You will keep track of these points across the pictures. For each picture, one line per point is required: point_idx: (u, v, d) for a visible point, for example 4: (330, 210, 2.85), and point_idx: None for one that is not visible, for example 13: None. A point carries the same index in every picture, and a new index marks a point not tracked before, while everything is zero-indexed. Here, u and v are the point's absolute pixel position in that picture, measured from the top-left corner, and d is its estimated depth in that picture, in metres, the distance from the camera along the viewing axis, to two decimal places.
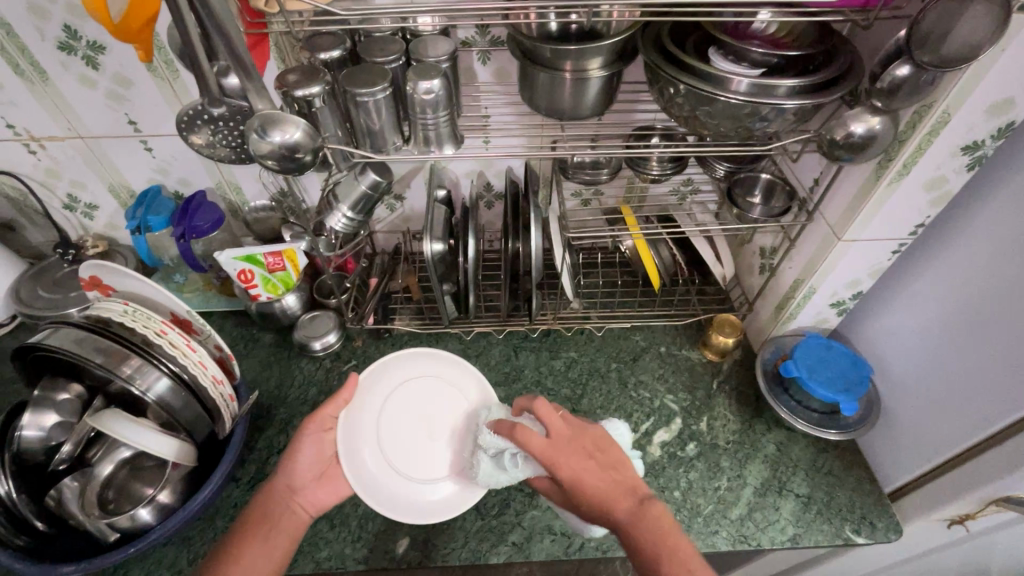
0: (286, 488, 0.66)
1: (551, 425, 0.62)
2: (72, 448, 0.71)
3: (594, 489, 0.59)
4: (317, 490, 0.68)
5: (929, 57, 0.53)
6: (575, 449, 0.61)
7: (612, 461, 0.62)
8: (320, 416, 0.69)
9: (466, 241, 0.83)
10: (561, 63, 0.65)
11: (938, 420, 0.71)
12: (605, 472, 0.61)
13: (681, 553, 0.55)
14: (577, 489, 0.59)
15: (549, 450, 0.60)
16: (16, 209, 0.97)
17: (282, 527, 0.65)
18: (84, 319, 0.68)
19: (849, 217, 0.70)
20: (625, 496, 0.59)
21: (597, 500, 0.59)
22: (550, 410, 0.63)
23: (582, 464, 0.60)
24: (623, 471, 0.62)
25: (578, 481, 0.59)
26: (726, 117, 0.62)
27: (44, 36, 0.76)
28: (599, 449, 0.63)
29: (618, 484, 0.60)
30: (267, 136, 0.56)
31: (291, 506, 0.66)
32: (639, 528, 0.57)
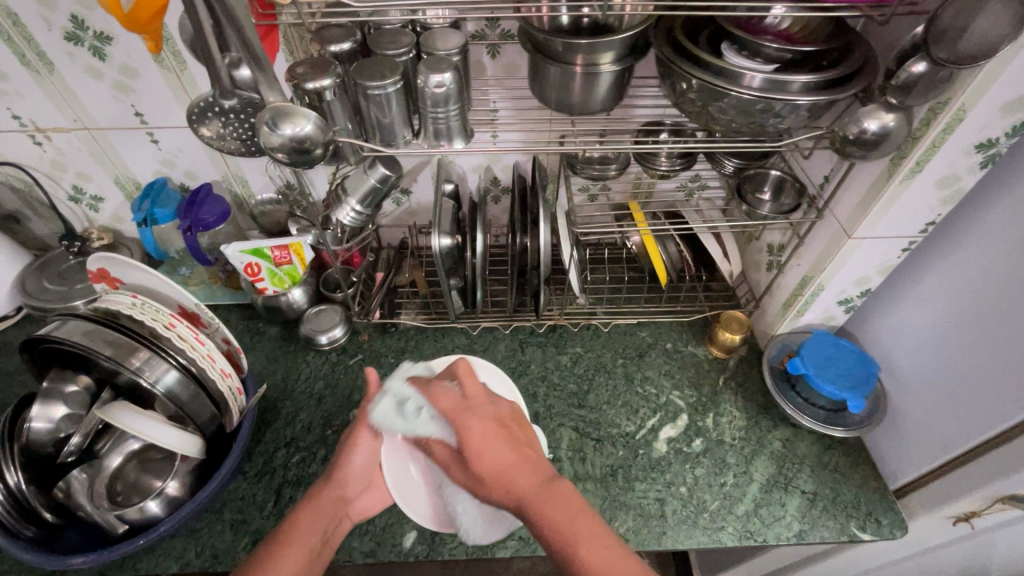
0: (339, 499, 0.67)
1: (464, 385, 0.62)
2: (81, 439, 0.71)
3: (496, 457, 0.58)
4: (362, 497, 0.69)
5: (946, 53, 0.53)
6: (483, 411, 0.61)
7: (522, 437, 0.61)
8: (368, 423, 0.69)
9: (474, 236, 0.83)
10: (572, 57, 0.64)
11: (947, 418, 0.71)
12: (512, 446, 0.59)
13: (586, 536, 0.54)
14: (475, 460, 0.58)
15: (457, 408, 0.61)
16: (21, 200, 0.97)
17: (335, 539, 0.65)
18: (92, 312, 0.68)
19: (860, 214, 0.70)
20: (530, 474, 0.57)
21: (499, 471, 0.57)
22: (468, 372, 0.63)
23: (489, 430, 0.59)
24: (528, 448, 0.60)
25: (477, 456, 0.58)
26: (739, 112, 0.62)
27: (50, 26, 0.75)
28: (512, 423, 0.61)
29: (525, 459, 0.58)
30: (278, 129, 0.56)
31: (343, 516, 0.67)
32: (539, 505, 0.55)
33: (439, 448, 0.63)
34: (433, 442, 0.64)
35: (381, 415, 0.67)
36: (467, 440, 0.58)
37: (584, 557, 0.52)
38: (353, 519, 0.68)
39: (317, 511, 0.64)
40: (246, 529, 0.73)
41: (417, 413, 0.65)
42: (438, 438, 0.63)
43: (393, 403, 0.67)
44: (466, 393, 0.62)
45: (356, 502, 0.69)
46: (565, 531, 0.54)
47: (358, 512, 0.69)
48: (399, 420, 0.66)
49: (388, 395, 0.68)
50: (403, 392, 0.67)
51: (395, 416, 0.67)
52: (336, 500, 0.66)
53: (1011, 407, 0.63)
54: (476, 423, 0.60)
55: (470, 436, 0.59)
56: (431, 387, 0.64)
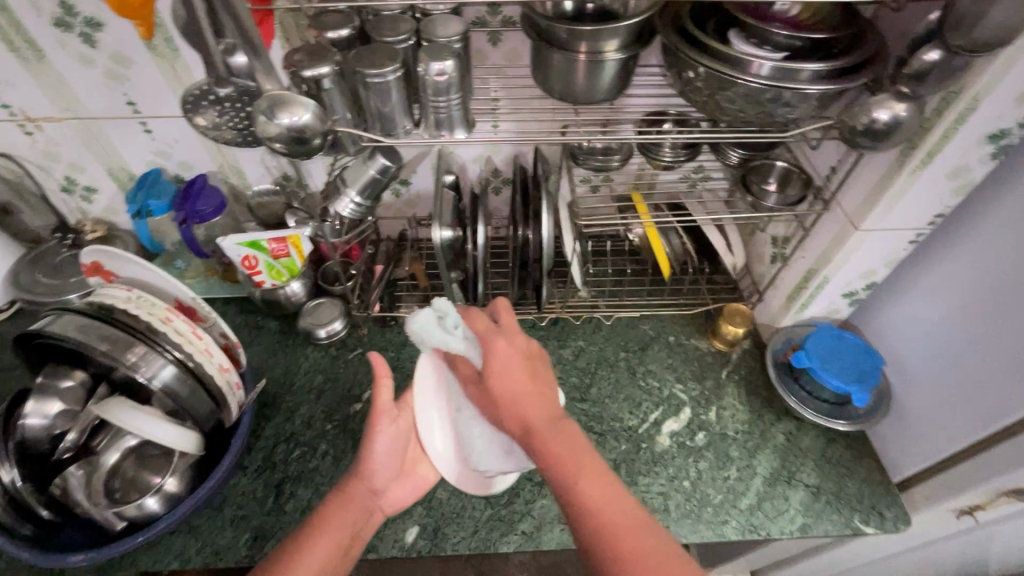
0: (368, 492, 0.66)
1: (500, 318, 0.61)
2: (77, 436, 0.69)
3: (517, 383, 0.56)
4: (393, 486, 0.69)
5: (961, 41, 0.52)
6: (515, 341, 0.60)
7: (546, 375, 0.59)
8: (382, 405, 0.65)
9: (476, 228, 0.82)
10: (577, 44, 0.63)
11: (952, 410, 0.71)
12: (534, 378, 0.57)
13: (590, 476, 0.52)
14: (495, 378, 0.57)
15: (487, 330, 0.59)
16: (12, 191, 0.95)
17: (363, 531, 0.64)
18: (86, 306, 0.67)
19: (868, 206, 0.69)
20: (545, 405, 0.56)
21: (517, 397, 0.56)
22: (506, 308, 0.62)
23: (514, 356, 0.58)
24: (549, 387, 0.58)
25: (499, 376, 0.57)
26: (747, 101, 0.60)
27: (40, 12, 0.73)
28: (539, 362, 0.59)
29: (543, 395, 0.57)
30: (275, 118, 0.54)
31: (373, 509, 0.66)
32: (548, 436, 0.54)
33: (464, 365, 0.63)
34: (461, 359, 0.63)
35: (418, 327, 0.62)
36: (491, 361, 0.57)
37: (583, 490, 0.51)
38: (382, 512, 0.68)
39: (347, 505, 0.64)
40: (247, 525, 0.72)
41: (457, 328, 0.63)
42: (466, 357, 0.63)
43: (433, 315, 0.63)
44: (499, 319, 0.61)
45: (385, 495, 0.68)
46: (566, 464, 0.52)
47: (387, 505, 0.68)
48: (436, 334, 0.62)
49: (429, 307, 0.64)
50: (447, 307, 0.64)
51: (434, 328, 0.62)
52: (366, 492, 0.66)
53: (1015, 403, 0.62)
54: (503, 347, 0.58)
55: (494, 358, 0.57)
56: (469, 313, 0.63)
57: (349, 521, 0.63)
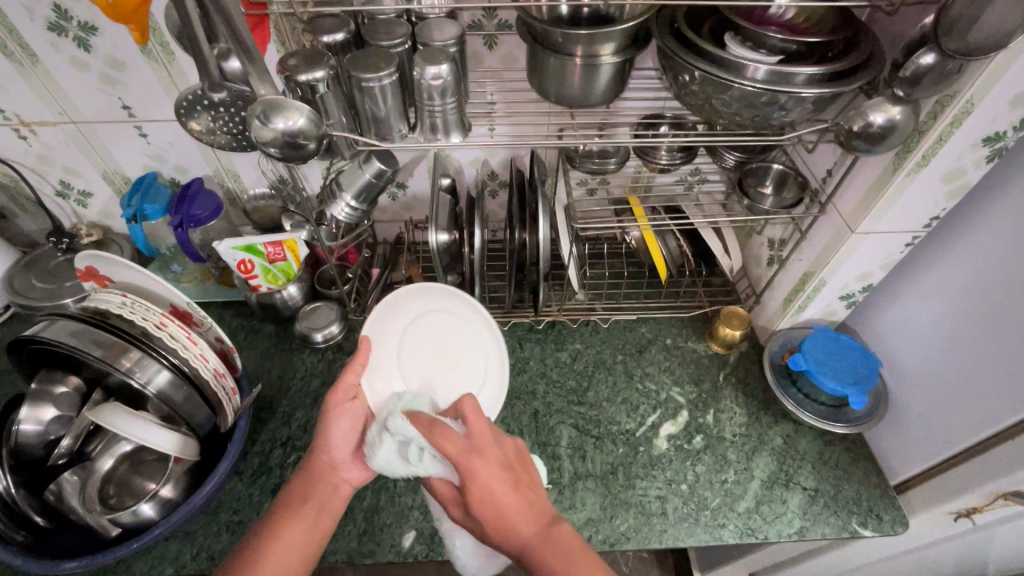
0: (329, 466, 0.66)
1: (470, 425, 0.59)
2: (71, 442, 0.70)
3: (504, 501, 0.56)
4: (355, 461, 0.67)
5: (956, 45, 0.52)
6: (491, 452, 0.58)
7: (527, 479, 0.59)
8: (343, 387, 0.66)
9: (472, 231, 0.82)
10: (572, 48, 0.63)
11: (951, 411, 0.70)
12: (519, 488, 0.57)
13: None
14: (481, 503, 0.55)
15: (461, 450, 0.57)
16: (7, 196, 0.95)
17: (328, 506, 0.65)
18: (81, 311, 0.67)
19: (863, 209, 0.69)
20: (533, 518, 0.56)
21: (504, 512, 0.55)
22: (474, 413, 0.60)
23: (496, 471, 0.57)
24: (533, 493, 0.58)
25: (484, 498, 0.55)
26: (743, 105, 0.60)
27: (33, 16, 0.73)
28: (518, 466, 0.59)
29: (530, 503, 0.57)
30: (269, 122, 0.54)
31: (335, 481, 0.66)
32: (545, 550, 0.54)
33: (441, 486, 0.62)
34: (438, 480, 0.62)
35: (382, 460, 0.62)
36: (471, 487, 0.55)
37: None
38: (350, 484, 0.67)
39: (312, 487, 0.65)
40: (243, 530, 0.72)
41: (420, 455, 0.61)
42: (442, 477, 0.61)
43: (396, 445, 0.62)
44: (467, 424, 0.60)
45: (348, 468, 0.67)
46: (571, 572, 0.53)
47: (352, 477, 0.67)
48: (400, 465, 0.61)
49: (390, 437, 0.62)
50: (407, 431, 0.62)
51: (398, 460, 0.62)
52: (327, 469, 0.66)
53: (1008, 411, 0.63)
54: (482, 466, 0.57)
55: (476, 483, 0.56)
56: (435, 426, 0.60)
57: (318, 500, 0.65)
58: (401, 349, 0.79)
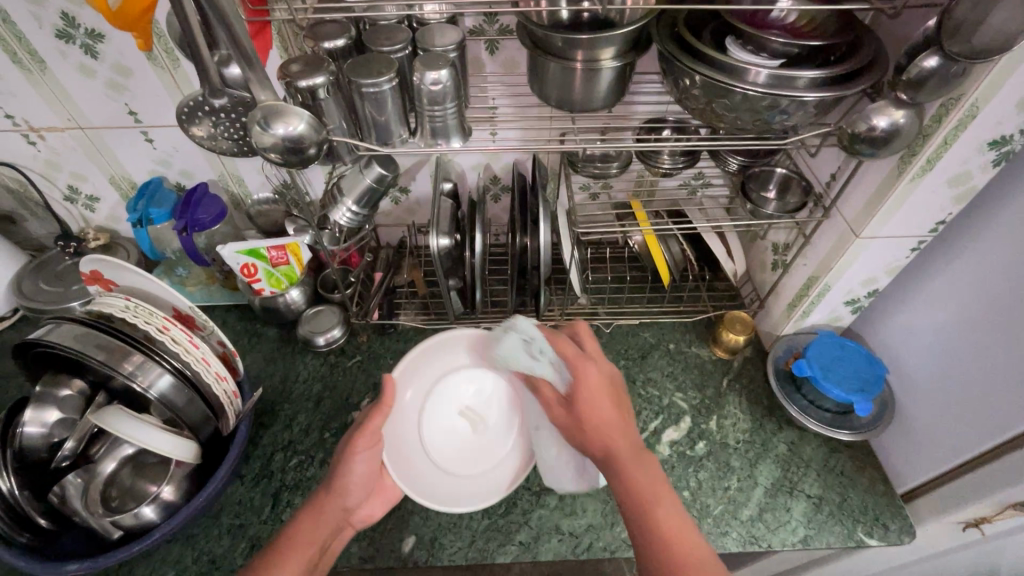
0: (343, 509, 0.66)
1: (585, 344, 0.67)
2: (75, 444, 0.68)
3: (604, 411, 0.61)
4: (367, 504, 0.69)
5: (960, 48, 0.51)
6: (602, 367, 0.65)
7: (625, 407, 0.63)
8: (369, 429, 0.66)
9: (474, 236, 0.82)
10: (573, 53, 0.63)
11: (962, 418, 0.69)
12: (618, 409, 0.62)
13: (664, 500, 0.56)
14: (586, 402, 0.61)
15: (576, 356, 0.65)
16: (16, 200, 0.96)
17: (331, 549, 0.65)
18: (86, 315, 0.68)
19: (868, 214, 0.68)
20: (628, 437, 0.60)
21: (600, 419, 0.60)
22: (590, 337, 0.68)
23: (601, 386, 0.63)
24: (632, 418, 0.63)
25: (588, 401, 0.61)
26: (745, 109, 0.60)
27: (42, 24, 0.74)
28: (619, 391, 0.64)
29: (625, 424, 0.61)
30: (270, 128, 0.55)
31: (345, 525, 0.67)
32: (630, 462, 0.58)
33: (546, 391, 0.66)
34: (544, 385, 0.66)
35: (507, 351, 0.68)
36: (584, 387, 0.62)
37: (659, 513, 0.54)
38: (355, 526, 0.69)
39: (318, 525, 0.63)
40: (243, 534, 0.72)
41: (540, 354, 0.67)
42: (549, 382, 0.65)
43: (519, 342, 0.68)
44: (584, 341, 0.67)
45: (359, 509, 0.69)
46: (646, 489, 0.56)
47: (362, 518, 0.69)
48: (523, 357, 0.67)
49: (515, 332, 0.69)
50: (531, 330, 0.69)
51: (521, 352, 0.68)
52: (342, 510, 0.66)
53: (1011, 421, 0.62)
54: (593, 376, 0.63)
55: (586, 385, 0.62)
56: (555, 336, 0.67)
57: (319, 537, 0.63)
58: (425, 410, 0.77)
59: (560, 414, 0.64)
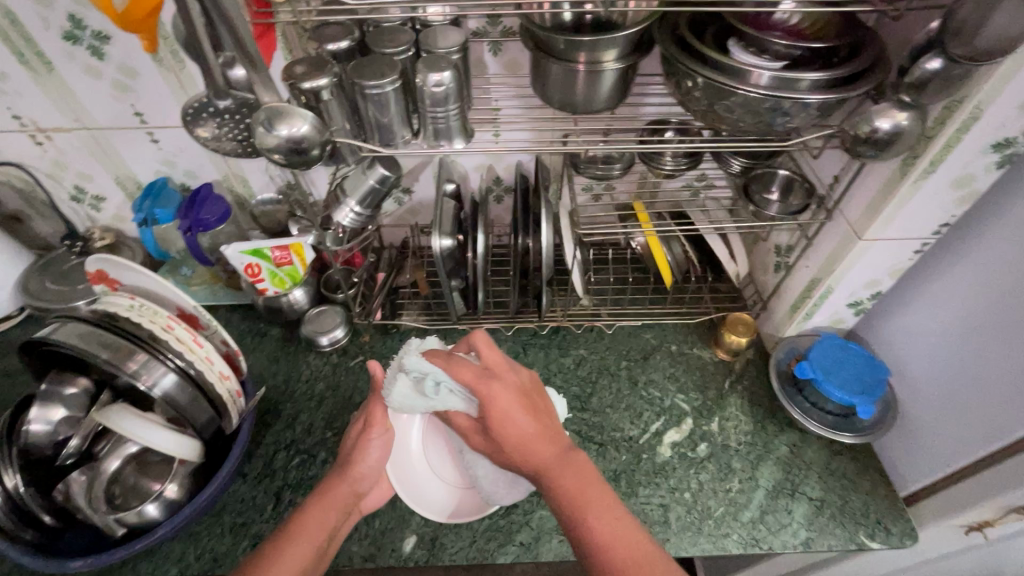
0: (353, 496, 0.66)
1: (484, 357, 0.62)
2: (79, 442, 0.71)
3: (518, 425, 0.59)
4: (373, 491, 0.72)
5: (962, 50, 0.51)
6: (508, 379, 0.61)
7: (542, 407, 0.62)
8: (377, 418, 0.69)
9: (476, 236, 0.82)
10: (575, 55, 0.63)
11: (968, 421, 0.68)
12: (533, 415, 0.60)
13: (597, 502, 0.56)
14: (498, 422, 0.58)
15: (480, 376, 0.60)
16: (24, 200, 0.97)
17: (339, 534, 0.65)
18: (91, 314, 0.68)
19: (870, 216, 0.68)
20: (548, 441, 0.59)
21: (515, 436, 0.58)
22: (488, 345, 0.63)
23: (512, 398, 0.59)
24: (549, 419, 0.61)
25: (498, 421, 0.58)
26: (747, 111, 0.60)
27: (49, 26, 0.75)
28: (533, 393, 0.62)
29: (544, 427, 0.60)
30: (273, 130, 0.55)
31: (354, 511, 0.68)
32: (556, 470, 0.58)
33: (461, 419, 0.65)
34: (456, 413, 0.65)
35: (399, 397, 0.66)
36: (492, 410, 0.58)
37: (594, 522, 0.55)
38: (359, 513, 0.70)
39: (328, 509, 0.62)
40: (245, 532, 0.73)
41: (437, 389, 0.64)
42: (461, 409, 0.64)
43: (410, 381, 0.66)
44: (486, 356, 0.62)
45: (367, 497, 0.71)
46: (575, 498, 0.56)
47: (366, 505, 0.71)
48: (418, 400, 0.65)
49: (405, 374, 0.66)
50: (422, 368, 0.65)
51: (414, 395, 0.65)
52: (351, 497, 0.66)
53: (1012, 425, 0.62)
54: (502, 390, 0.59)
55: (494, 404, 0.58)
56: (453, 360, 0.63)
57: (328, 523, 0.61)
58: (432, 419, 0.77)
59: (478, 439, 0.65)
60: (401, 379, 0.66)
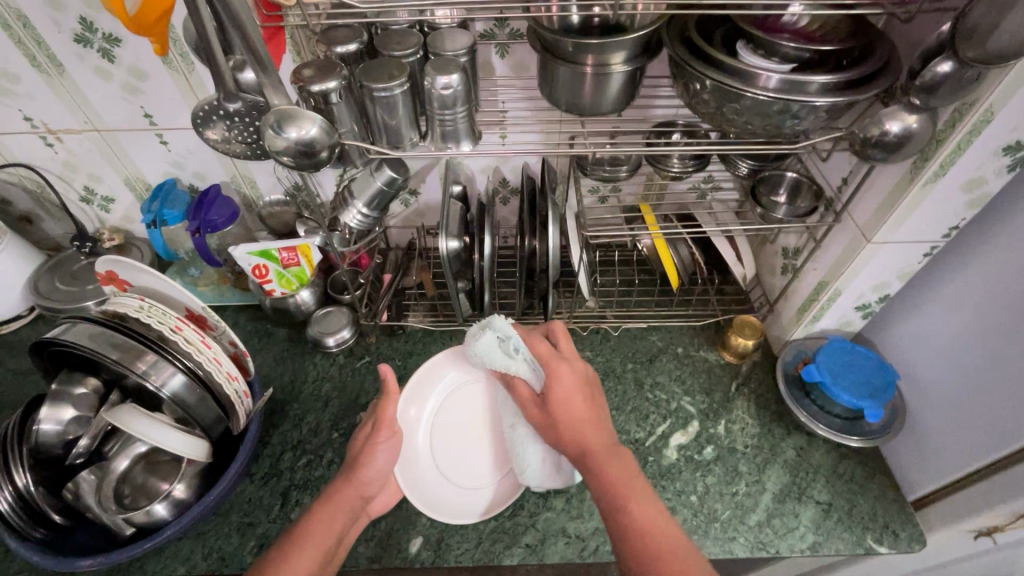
0: (359, 499, 0.66)
1: (560, 343, 0.69)
2: (89, 442, 0.70)
3: (578, 409, 0.63)
4: (381, 493, 0.72)
5: (974, 53, 0.51)
6: (575, 365, 0.66)
7: (599, 401, 0.65)
8: (386, 421, 0.69)
9: (483, 238, 0.82)
10: (583, 57, 0.63)
11: (978, 425, 0.67)
12: (591, 405, 0.64)
13: (637, 492, 0.57)
14: (561, 401, 0.63)
15: (552, 354, 0.66)
16: (34, 201, 0.98)
17: (347, 536, 0.65)
18: (101, 314, 0.69)
19: (879, 219, 0.68)
20: (601, 432, 0.62)
21: (574, 418, 0.62)
22: (564, 335, 0.70)
23: (576, 384, 0.64)
24: (604, 413, 0.64)
25: (561, 400, 0.63)
26: (755, 114, 0.60)
27: (61, 28, 0.75)
28: (593, 385, 0.66)
29: (598, 419, 0.63)
30: (283, 132, 0.55)
31: (361, 514, 0.69)
32: (604, 459, 0.59)
33: (522, 389, 0.70)
34: (521, 384, 0.70)
35: (483, 348, 0.73)
36: (556, 385, 0.64)
37: (635, 509, 0.55)
38: (367, 517, 0.71)
39: (335, 512, 0.62)
40: (252, 532, 0.73)
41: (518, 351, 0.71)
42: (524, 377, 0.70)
43: (495, 338, 0.73)
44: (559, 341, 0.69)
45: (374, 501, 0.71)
46: (621, 487, 0.57)
47: (374, 508, 0.72)
48: (498, 355, 0.72)
49: (491, 330, 0.74)
50: (507, 329, 0.74)
51: (497, 352, 0.72)
52: (357, 500, 0.65)
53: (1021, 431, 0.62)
54: (567, 373, 0.65)
55: (560, 384, 0.64)
56: (530, 335, 0.69)
57: (334, 528, 0.62)
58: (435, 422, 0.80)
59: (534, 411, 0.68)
60: (486, 334, 0.74)
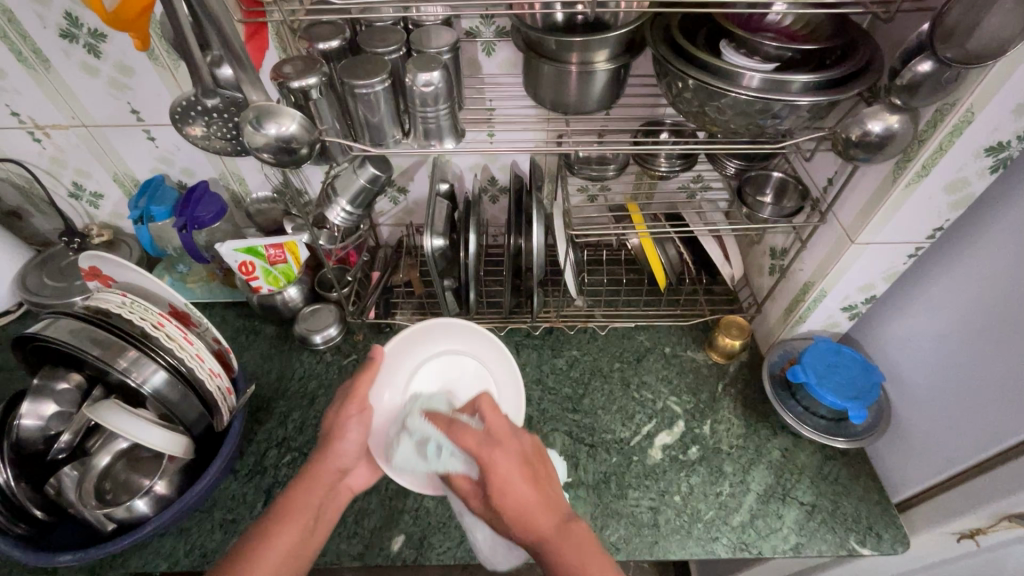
0: (336, 472, 0.65)
1: (488, 419, 0.58)
2: (71, 437, 0.73)
3: (522, 494, 0.54)
4: (358, 467, 0.68)
5: (953, 53, 0.51)
6: (509, 447, 0.57)
7: (544, 475, 0.57)
8: (358, 395, 0.64)
9: (467, 236, 0.81)
10: (567, 55, 0.63)
11: (966, 426, 0.67)
12: (536, 481, 0.56)
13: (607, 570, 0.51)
14: (499, 490, 0.54)
15: (481, 442, 0.57)
16: (23, 196, 0.98)
17: (326, 514, 0.63)
18: (83, 310, 0.69)
19: (863, 219, 0.68)
20: (551, 511, 0.54)
21: (520, 508, 0.54)
22: (490, 406, 0.59)
23: (515, 465, 0.56)
24: (551, 486, 0.57)
25: (499, 491, 0.54)
26: (737, 114, 0.59)
27: (46, 23, 0.75)
28: (536, 461, 0.58)
29: (547, 497, 0.55)
30: (262, 128, 0.55)
31: (337, 488, 0.65)
32: (561, 546, 0.52)
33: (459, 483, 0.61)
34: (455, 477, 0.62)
35: (402, 458, 0.64)
36: (493, 475, 0.54)
37: None
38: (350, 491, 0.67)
39: (312, 486, 0.62)
40: (235, 529, 0.73)
41: (438, 453, 0.62)
42: (461, 471, 0.61)
43: (413, 443, 0.65)
44: (486, 420, 0.58)
45: (349, 474, 0.67)
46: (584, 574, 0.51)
47: (355, 483, 0.68)
48: (418, 463, 0.64)
49: (410, 437, 0.65)
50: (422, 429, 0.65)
51: (416, 458, 0.64)
52: (334, 474, 0.64)
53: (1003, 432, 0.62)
54: (503, 458, 0.56)
55: (496, 473, 0.55)
56: (453, 424, 0.60)
57: (313, 504, 0.61)
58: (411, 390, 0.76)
59: (477, 504, 0.60)
60: (404, 441, 0.65)
